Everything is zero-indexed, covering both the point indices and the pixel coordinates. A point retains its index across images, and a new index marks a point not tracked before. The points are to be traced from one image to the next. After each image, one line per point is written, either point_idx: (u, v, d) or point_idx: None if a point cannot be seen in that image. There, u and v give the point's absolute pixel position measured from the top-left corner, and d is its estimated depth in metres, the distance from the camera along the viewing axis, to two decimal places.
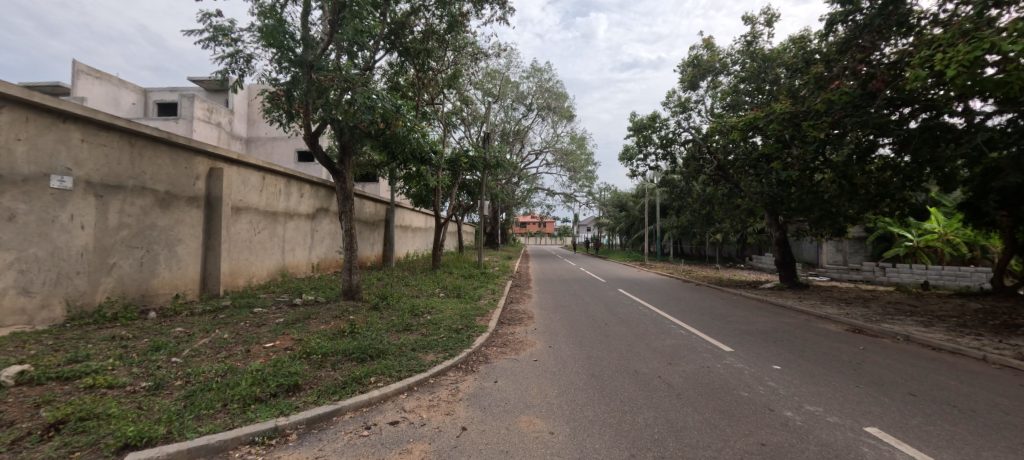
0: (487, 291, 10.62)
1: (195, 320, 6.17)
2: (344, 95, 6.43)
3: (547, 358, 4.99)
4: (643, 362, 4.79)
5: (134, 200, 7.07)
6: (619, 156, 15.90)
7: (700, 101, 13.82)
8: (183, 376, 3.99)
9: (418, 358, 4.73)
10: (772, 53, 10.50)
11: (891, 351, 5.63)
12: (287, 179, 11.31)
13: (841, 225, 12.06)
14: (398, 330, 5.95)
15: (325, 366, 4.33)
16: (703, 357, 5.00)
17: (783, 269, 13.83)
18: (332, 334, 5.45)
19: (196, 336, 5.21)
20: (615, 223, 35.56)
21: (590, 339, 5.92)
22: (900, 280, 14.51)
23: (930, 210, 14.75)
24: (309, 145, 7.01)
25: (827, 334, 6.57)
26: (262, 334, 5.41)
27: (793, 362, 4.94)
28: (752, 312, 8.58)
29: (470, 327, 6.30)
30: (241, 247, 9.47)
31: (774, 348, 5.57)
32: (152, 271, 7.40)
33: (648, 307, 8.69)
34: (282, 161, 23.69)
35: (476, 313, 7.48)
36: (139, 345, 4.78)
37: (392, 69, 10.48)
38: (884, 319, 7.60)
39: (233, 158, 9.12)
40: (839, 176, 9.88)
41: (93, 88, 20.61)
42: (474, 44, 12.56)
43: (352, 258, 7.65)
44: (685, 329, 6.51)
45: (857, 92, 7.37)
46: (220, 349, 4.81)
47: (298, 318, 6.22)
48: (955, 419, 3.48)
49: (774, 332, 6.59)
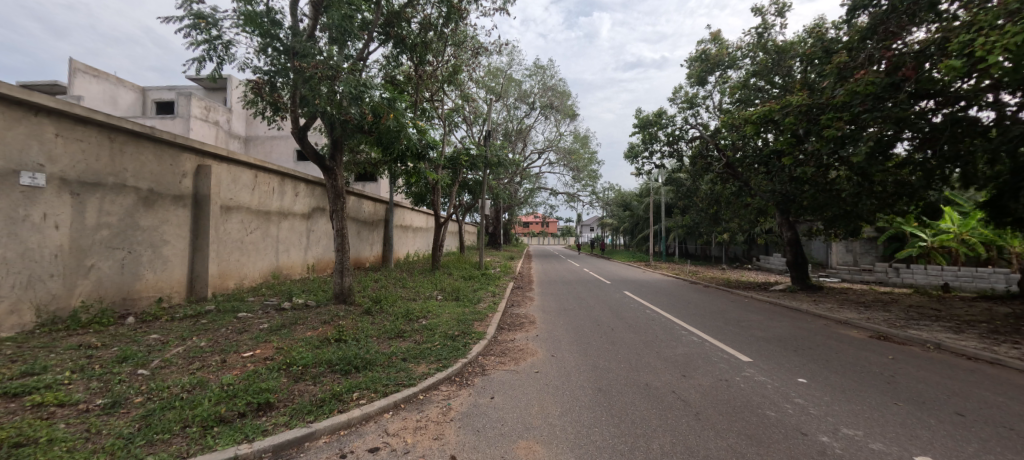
0: (487, 293, 10.21)
1: (174, 326, 5.78)
2: (330, 86, 6.11)
3: (549, 369, 4.59)
4: (655, 374, 4.37)
5: (114, 199, 6.71)
6: (625, 154, 15.47)
7: (707, 97, 13.35)
8: (145, 392, 3.59)
9: (408, 370, 4.33)
10: (785, 45, 10.02)
11: (924, 361, 5.17)
12: (281, 178, 10.96)
13: (856, 224, 11.58)
14: (389, 337, 5.54)
15: (305, 380, 3.93)
16: (720, 369, 4.58)
17: (795, 270, 13.35)
18: (317, 342, 5.04)
19: (170, 344, 4.83)
20: (620, 223, 35.09)
21: (596, 347, 5.49)
22: (915, 281, 14.04)
23: (945, 209, 14.16)
24: (297, 141, 6.64)
25: (850, 341, 6.11)
26: (243, 341, 5.02)
27: (819, 375, 4.51)
28: (766, 316, 8.11)
29: (466, 334, 5.88)
30: (232, 247, 9.11)
31: (797, 358, 5.13)
32: (135, 273, 7.04)
33: (656, 311, 8.25)
34: (281, 160, 23.36)
35: (474, 317, 7.04)
36: (106, 354, 4.39)
37: (389, 63, 10.06)
38: (909, 325, 7.12)
39: (222, 155, 8.76)
40: (856, 173, 9.41)
41: (90, 87, 20.38)
42: (475, 38, 12.15)
43: (343, 260, 7.25)
44: (697, 336, 6.08)
45: (881, 82, 6.92)
46: (194, 359, 4.42)
47: (284, 324, 5.83)
48: (1016, 445, 3.04)
49: (793, 339, 6.14)
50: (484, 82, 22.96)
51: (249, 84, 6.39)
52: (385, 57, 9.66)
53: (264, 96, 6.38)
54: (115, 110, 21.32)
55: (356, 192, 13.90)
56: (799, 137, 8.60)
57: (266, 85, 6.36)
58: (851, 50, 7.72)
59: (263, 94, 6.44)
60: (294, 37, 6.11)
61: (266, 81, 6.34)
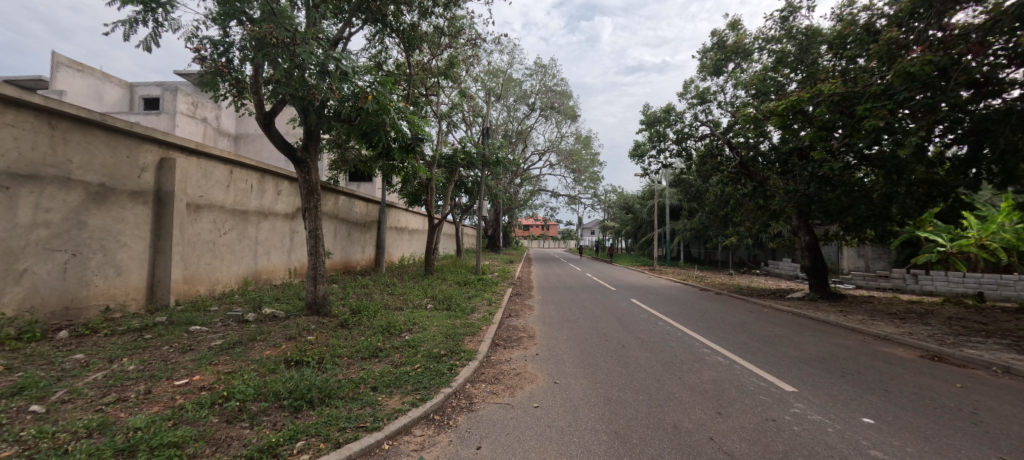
0: (481, 302, 9.32)
1: (111, 343, 4.91)
2: (287, 57, 5.30)
3: (552, 402, 3.73)
4: (684, 412, 3.50)
5: (56, 194, 5.89)
6: (630, 153, 14.64)
7: (720, 92, 12.58)
8: (22, 441, 2.72)
9: (375, 405, 3.47)
10: (813, 30, 9.14)
11: (1001, 391, 4.31)
12: (261, 175, 10.13)
13: (881, 226, 10.75)
14: (362, 358, 4.68)
15: (240, 421, 3.08)
16: (761, 404, 3.72)
17: (813, 277, 12.48)
18: (272, 364, 4.17)
19: (91, 368, 3.97)
20: (622, 226, 34.35)
21: (607, 371, 4.60)
22: (934, 288, 13.21)
23: (964, 214, 13.28)
24: (262, 128, 5.81)
25: (900, 363, 5.25)
26: (182, 365, 4.16)
27: (887, 413, 3.65)
28: (794, 330, 7.23)
29: (454, 353, 5.02)
30: (201, 250, 8.27)
31: (848, 387, 4.28)
32: (81, 279, 6.18)
33: (671, 324, 7.41)
34: (272, 158, 22.00)
35: (465, 331, 6.19)
36: (0, 383, 3.53)
37: (377, 48, 9.23)
38: (959, 342, 6.26)
39: (189, 147, 7.94)
40: (888, 170, 8.56)
41: (74, 82, 19.47)
42: (472, 28, 11.46)
43: (317, 266, 6.39)
44: (724, 357, 5.23)
45: (942, 61, 6.04)
46: (111, 390, 3.56)
47: (239, 341, 4.96)
48: None
49: (835, 360, 5.29)
50: (483, 81, 22.28)
51: (195, 57, 5.54)
52: (372, 43, 8.89)
53: (213, 70, 5.50)
54: (100, 105, 20.52)
55: (346, 192, 13.08)
56: (827, 133, 7.81)
57: (216, 56, 5.49)
58: (901, 22, 6.87)
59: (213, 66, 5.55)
60: (261, 6, 5.31)
61: (216, 52, 5.51)
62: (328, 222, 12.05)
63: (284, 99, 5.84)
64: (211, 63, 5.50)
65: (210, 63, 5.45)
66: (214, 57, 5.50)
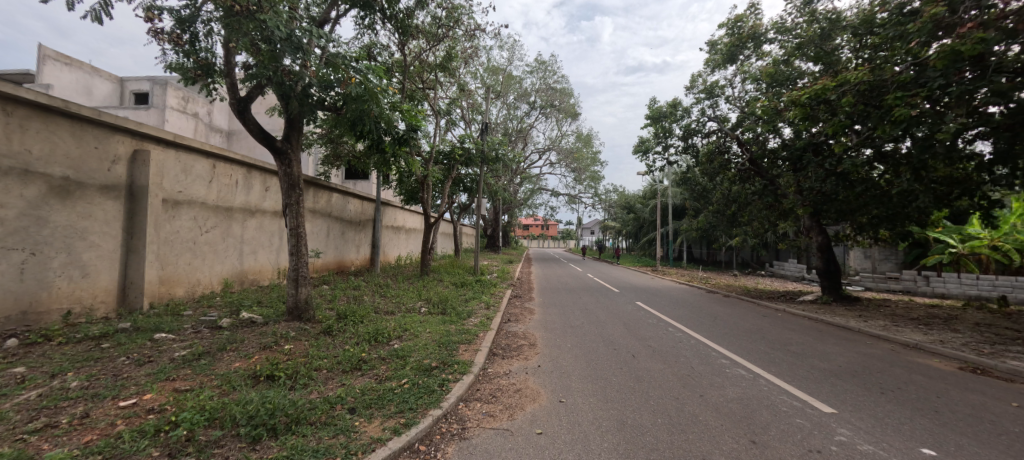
0: (479, 305, 8.78)
1: (62, 353, 4.38)
2: (261, 31, 4.81)
3: (557, 428, 3.21)
4: (712, 441, 2.99)
5: (11, 187, 5.36)
6: (635, 149, 14.10)
7: (728, 86, 12.11)
8: None
9: (349, 432, 2.93)
10: (835, 16, 8.60)
11: None
12: (247, 170, 9.60)
13: (900, 226, 10.24)
14: (343, 371, 4.16)
15: (185, 456, 2.56)
16: (800, 430, 3.21)
17: (826, 279, 11.95)
18: (237, 380, 3.64)
19: (26, 385, 3.45)
20: (622, 227, 33.89)
21: (618, 387, 4.10)
22: (946, 291, 12.71)
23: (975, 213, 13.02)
24: (237, 115, 5.30)
25: (941, 377, 4.74)
26: (133, 381, 3.64)
27: (948, 442, 3.13)
28: (814, 337, 6.72)
29: (446, 365, 4.49)
30: (180, 249, 7.75)
31: (894, 407, 3.75)
32: (40, 280, 5.65)
33: (681, 330, 6.90)
34: (266, 156, 21.53)
35: (461, 339, 5.68)
36: None
37: (366, 34, 8.64)
38: (998, 352, 5.74)
39: (166, 139, 7.41)
40: (913, 167, 8.03)
41: (62, 76, 18.93)
42: (470, 18, 10.94)
43: (298, 266, 5.87)
44: (746, 369, 4.73)
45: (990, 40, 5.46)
46: (41, 413, 3.04)
47: (206, 351, 4.44)
48: None
49: (868, 373, 4.79)
50: (483, 77, 21.77)
51: (158, 32, 5.09)
52: (360, 28, 8.31)
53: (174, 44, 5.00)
54: (89, 100, 19.98)
55: (340, 189, 12.57)
56: (849, 126, 7.32)
57: (179, 31, 5.02)
58: None
59: (177, 42, 5.06)
60: None
61: (179, 27, 5.03)
62: (319, 220, 11.54)
63: (262, 83, 5.38)
64: (172, 38, 5.00)
65: (170, 37, 4.95)
66: (176, 32, 5.01)
